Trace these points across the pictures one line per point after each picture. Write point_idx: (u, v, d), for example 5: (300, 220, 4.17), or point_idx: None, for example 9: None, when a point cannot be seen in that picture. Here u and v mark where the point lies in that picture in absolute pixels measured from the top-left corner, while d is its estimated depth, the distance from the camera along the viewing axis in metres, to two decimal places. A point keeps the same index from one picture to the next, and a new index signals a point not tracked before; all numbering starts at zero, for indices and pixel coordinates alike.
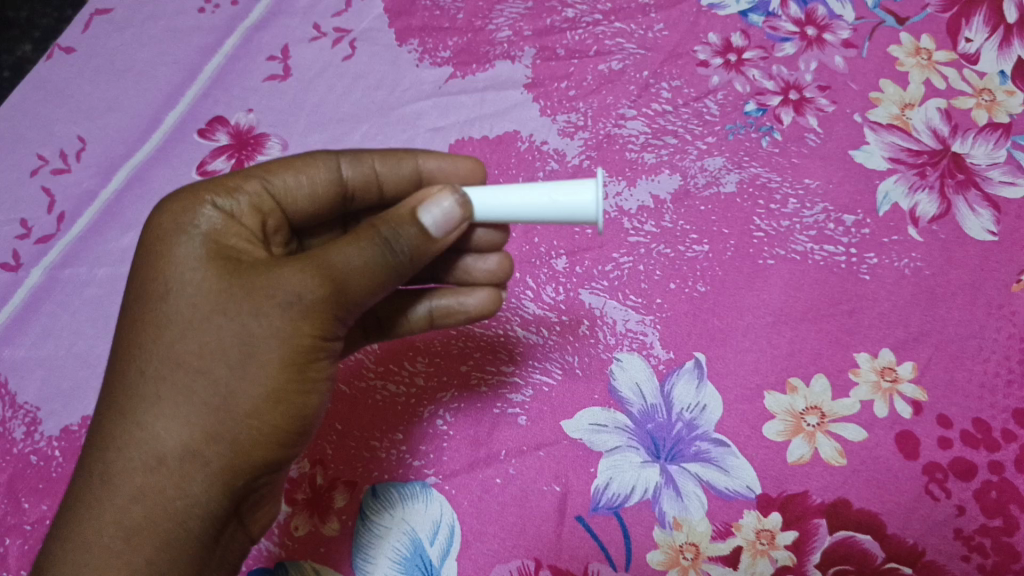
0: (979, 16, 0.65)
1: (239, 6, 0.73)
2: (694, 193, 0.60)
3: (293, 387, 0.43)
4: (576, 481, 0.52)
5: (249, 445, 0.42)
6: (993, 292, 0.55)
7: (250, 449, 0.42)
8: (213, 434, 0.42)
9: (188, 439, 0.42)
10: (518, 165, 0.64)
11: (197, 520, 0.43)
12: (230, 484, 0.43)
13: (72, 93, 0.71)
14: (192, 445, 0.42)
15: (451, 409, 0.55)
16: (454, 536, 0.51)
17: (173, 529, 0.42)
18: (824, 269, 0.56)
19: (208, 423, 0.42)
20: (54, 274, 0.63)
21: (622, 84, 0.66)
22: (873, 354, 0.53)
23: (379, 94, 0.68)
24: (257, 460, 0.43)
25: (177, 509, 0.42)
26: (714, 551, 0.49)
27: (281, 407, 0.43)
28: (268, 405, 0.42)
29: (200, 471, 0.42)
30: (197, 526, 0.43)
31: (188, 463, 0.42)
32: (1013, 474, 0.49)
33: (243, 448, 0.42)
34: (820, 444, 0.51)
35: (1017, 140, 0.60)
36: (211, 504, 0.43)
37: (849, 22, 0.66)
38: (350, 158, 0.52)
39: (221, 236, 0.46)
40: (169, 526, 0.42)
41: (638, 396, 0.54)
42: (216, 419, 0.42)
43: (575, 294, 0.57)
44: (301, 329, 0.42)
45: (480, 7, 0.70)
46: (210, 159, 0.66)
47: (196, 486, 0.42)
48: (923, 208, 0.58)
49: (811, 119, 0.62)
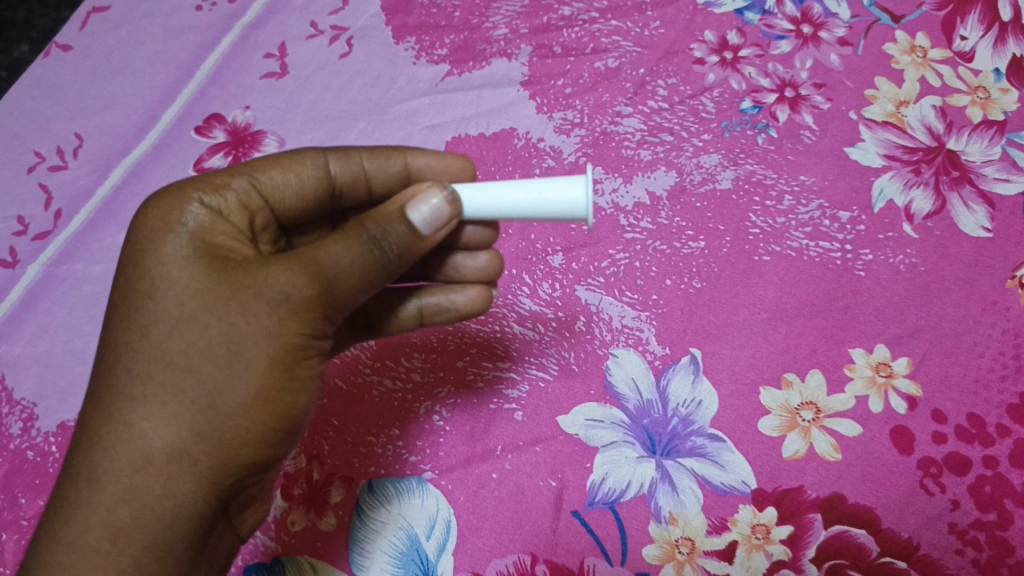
0: (973, 14, 0.66)
1: (235, 4, 0.73)
2: (690, 190, 0.60)
3: (282, 385, 0.43)
4: (572, 477, 0.52)
5: (236, 444, 0.42)
6: (987, 288, 0.55)
7: (237, 448, 0.43)
8: (201, 433, 0.42)
9: (177, 438, 0.42)
10: (514, 162, 0.64)
11: (185, 520, 0.43)
12: (219, 482, 0.43)
13: (70, 91, 0.71)
14: (179, 444, 0.42)
15: (447, 404, 0.55)
16: (450, 531, 0.51)
17: (161, 529, 0.42)
18: (819, 265, 0.56)
19: (196, 422, 0.42)
20: (50, 271, 0.63)
21: (618, 82, 0.66)
22: (868, 350, 0.54)
23: (375, 92, 0.68)
24: (245, 459, 0.43)
25: (166, 509, 0.42)
26: (709, 545, 0.49)
27: (269, 406, 0.43)
28: (257, 404, 0.42)
29: (188, 470, 0.42)
30: (185, 525, 0.43)
31: (177, 462, 0.42)
32: (1007, 469, 0.50)
33: (232, 447, 0.42)
34: (815, 439, 0.51)
35: (1011, 137, 0.60)
36: (199, 503, 0.43)
37: (844, 20, 0.67)
38: (338, 155, 0.52)
39: (209, 234, 0.46)
40: (158, 526, 0.42)
41: (634, 391, 0.54)
42: (204, 418, 0.42)
43: (571, 290, 0.58)
44: (290, 327, 0.42)
45: (477, 5, 0.71)
46: (206, 156, 0.66)
47: (184, 485, 0.42)
48: (917, 204, 0.58)
49: (806, 116, 0.63)
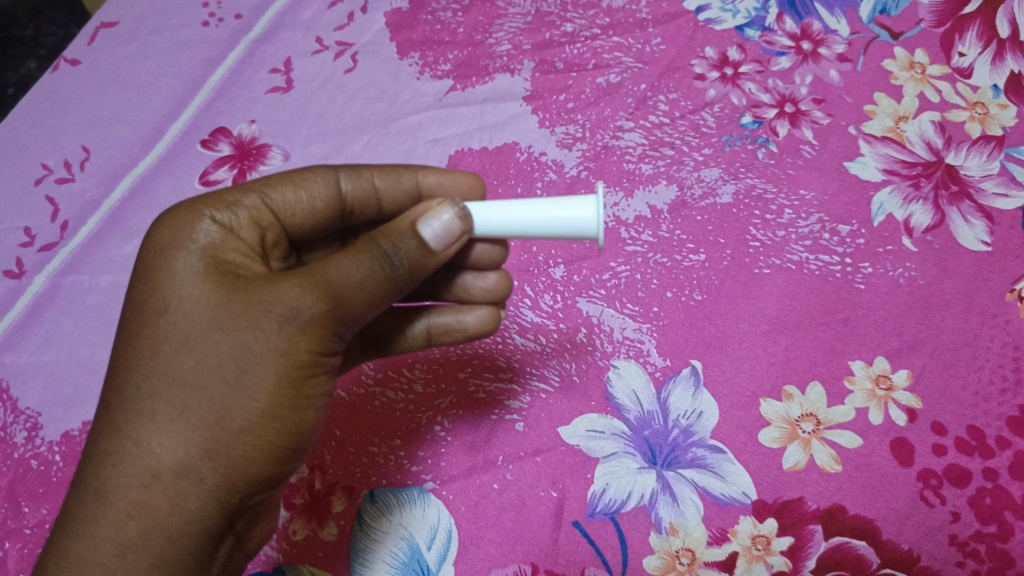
0: (972, 32, 0.67)
1: (242, 20, 0.74)
2: (690, 204, 0.61)
3: (291, 403, 0.43)
4: (573, 487, 0.52)
5: (243, 461, 0.43)
6: (986, 301, 0.55)
7: (245, 465, 0.43)
8: (210, 450, 0.43)
9: (184, 455, 0.42)
10: (516, 175, 0.64)
11: (192, 536, 0.43)
12: (225, 500, 0.43)
13: (78, 104, 0.72)
14: (186, 461, 0.42)
15: (449, 415, 0.55)
16: (451, 541, 0.51)
17: (167, 546, 0.42)
18: (819, 278, 0.57)
19: (204, 438, 0.42)
20: (56, 281, 0.63)
21: (619, 97, 0.67)
22: (868, 362, 0.54)
23: (380, 106, 0.69)
24: (252, 476, 0.43)
25: (171, 525, 0.42)
26: (710, 556, 0.50)
27: (276, 423, 0.43)
28: (265, 421, 0.43)
29: (195, 486, 0.43)
30: (192, 541, 0.43)
31: (183, 479, 0.42)
32: (1008, 481, 0.50)
33: (239, 464, 0.43)
34: (815, 451, 0.51)
35: (1010, 152, 0.61)
36: (207, 519, 0.43)
37: (844, 37, 0.68)
38: (349, 173, 0.53)
39: (220, 250, 0.47)
40: (164, 542, 0.42)
41: (634, 402, 0.54)
42: (213, 435, 0.42)
43: (572, 302, 0.58)
44: (300, 344, 0.43)
45: (481, 22, 0.72)
46: (213, 168, 0.67)
47: (192, 502, 0.43)
48: (917, 218, 0.59)
49: (806, 131, 0.64)
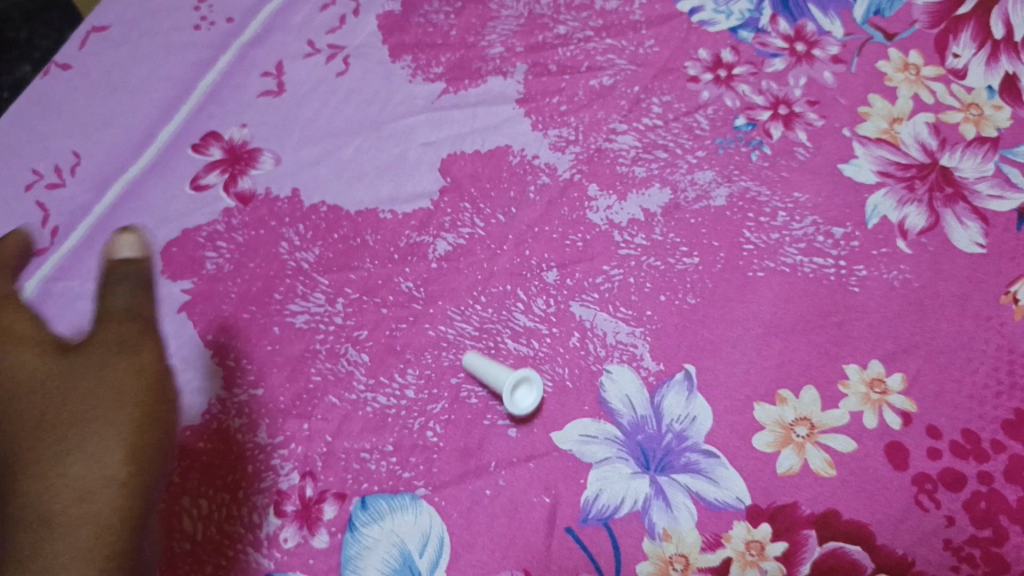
0: (966, 33, 0.67)
1: (233, 23, 0.74)
2: (684, 206, 0.61)
3: (158, 413, 0.48)
4: (566, 492, 0.52)
5: (136, 470, 0.45)
6: (981, 304, 0.55)
7: (138, 472, 0.46)
8: (135, 457, 0.45)
9: (109, 468, 0.44)
10: (509, 178, 0.64)
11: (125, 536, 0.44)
12: (136, 505, 0.45)
13: (70, 110, 0.71)
14: (116, 473, 0.44)
15: (441, 420, 0.54)
16: (443, 547, 0.51)
17: (111, 547, 0.44)
18: (813, 281, 0.57)
19: (111, 454, 0.45)
20: (47, 287, 0.62)
21: (612, 100, 0.67)
22: (862, 366, 0.54)
23: (372, 109, 0.69)
24: (144, 481, 0.46)
25: (114, 527, 0.44)
26: (704, 561, 0.49)
27: (149, 435, 0.47)
28: (143, 431, 0.46)
29: (110, 496, 0.44)
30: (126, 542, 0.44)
31: (101, 491, 0.44)
32: (1003, 485, 0.50)
33: (141, 468, 0.46)
34: (809, 455, 0.51)
35: (1004, 154, 0.61)
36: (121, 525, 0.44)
37: (838, 38, 0.68)
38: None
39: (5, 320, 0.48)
40: (117, 537, 0.44)
41: (628, 407, 0.54)
42: (110, 449, 0.45)
43: (565, 306, 0.58)
44: (140, 358, 0.48)
45: (474, 24, 0.72)
46: (203, 173, 0.67)
47: (114, 511, 0.44)
48: (911, 221, 0.59)
49: (800, 133, 0.63)
